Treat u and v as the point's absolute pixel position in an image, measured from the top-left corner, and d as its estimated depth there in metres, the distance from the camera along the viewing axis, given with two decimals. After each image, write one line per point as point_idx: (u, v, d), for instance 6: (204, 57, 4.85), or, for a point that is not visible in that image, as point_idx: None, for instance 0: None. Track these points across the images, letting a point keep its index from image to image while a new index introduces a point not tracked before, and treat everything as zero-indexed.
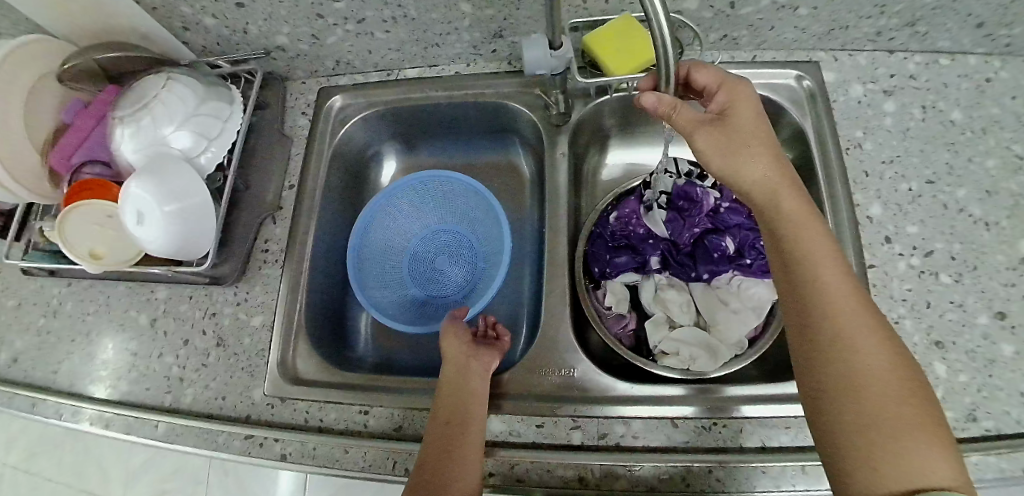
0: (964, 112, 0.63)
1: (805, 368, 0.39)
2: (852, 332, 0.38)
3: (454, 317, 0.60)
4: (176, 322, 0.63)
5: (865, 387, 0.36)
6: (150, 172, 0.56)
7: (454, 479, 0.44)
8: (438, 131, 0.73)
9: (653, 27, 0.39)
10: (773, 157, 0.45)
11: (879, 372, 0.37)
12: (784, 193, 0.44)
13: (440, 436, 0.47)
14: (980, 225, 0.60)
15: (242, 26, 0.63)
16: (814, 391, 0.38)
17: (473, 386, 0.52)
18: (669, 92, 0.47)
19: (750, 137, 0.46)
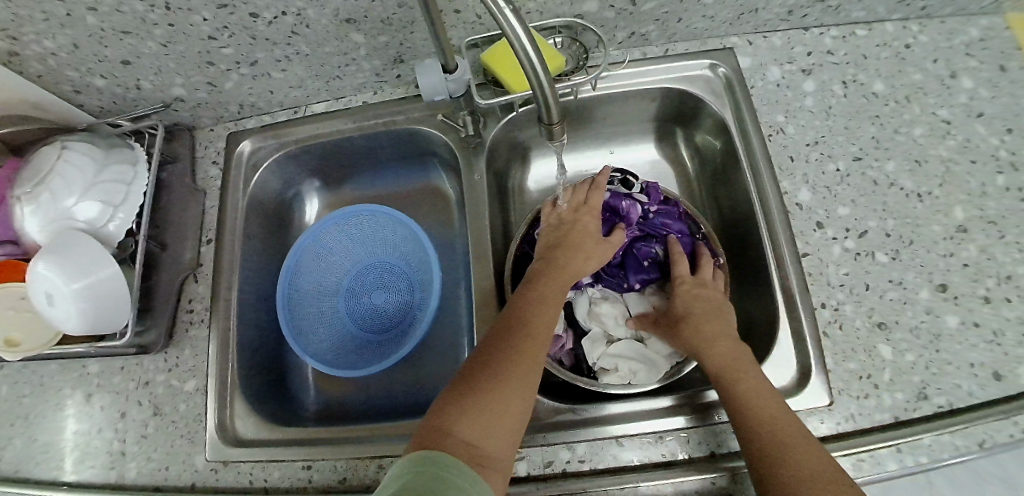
0: (885, 82, 0.63)
1: (745, 453, 0.45)
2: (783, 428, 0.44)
3: (577, 252, 0.57)
4: (112, 396, 0.62)
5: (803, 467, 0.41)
6: (57, 247, 0.52)
7: (493, 436, 0.40)
8: (356, 165, 0.71)
9: (518, 51, 0.34)
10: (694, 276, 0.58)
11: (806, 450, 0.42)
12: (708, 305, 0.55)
13: (490, 383, 0.43)
14: (913, 197, 0.58)
15: (134, 83, 0.60)
16: (754, 472, 0.43)
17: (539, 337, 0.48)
18: (557, 117, 0.43)
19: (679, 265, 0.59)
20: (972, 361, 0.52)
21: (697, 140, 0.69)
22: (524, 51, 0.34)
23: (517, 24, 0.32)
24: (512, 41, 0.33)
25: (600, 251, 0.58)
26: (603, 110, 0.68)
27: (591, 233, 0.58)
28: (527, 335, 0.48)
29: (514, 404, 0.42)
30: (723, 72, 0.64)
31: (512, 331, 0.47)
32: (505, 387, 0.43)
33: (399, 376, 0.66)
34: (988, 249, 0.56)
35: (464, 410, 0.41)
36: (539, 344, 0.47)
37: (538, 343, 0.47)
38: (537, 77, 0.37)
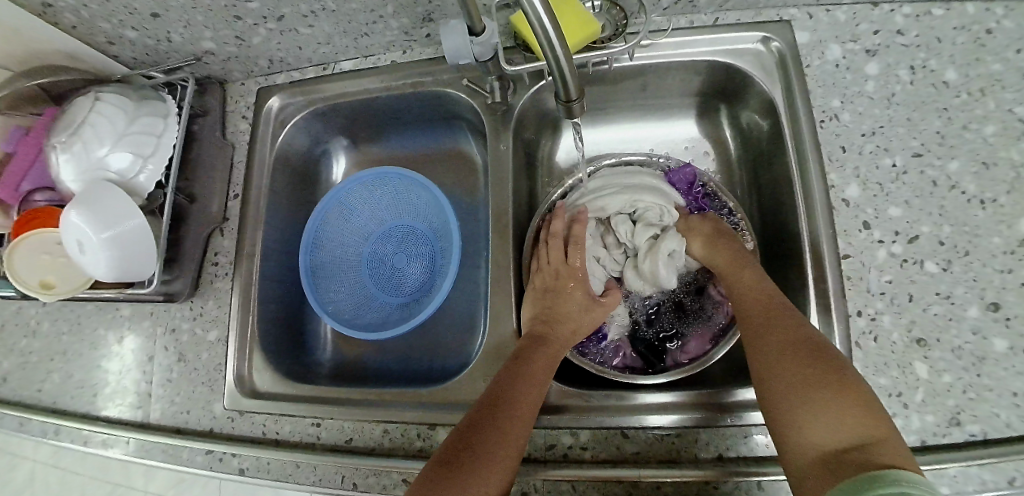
0: (959, 71, 0.56)
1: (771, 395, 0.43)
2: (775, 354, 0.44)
3: (559, 292, 0.56)
4: (141, 340, 0.64)
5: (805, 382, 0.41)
6: (89, 196, 0.54)
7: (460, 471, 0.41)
8: (385, 125, 0.70)
9: (530, 16, 0.31)
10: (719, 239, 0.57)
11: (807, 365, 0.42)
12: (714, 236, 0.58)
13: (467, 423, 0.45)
14: (976, 203, 0.53)
15: (165, 35, 0.60)
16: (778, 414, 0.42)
17: (521, 393, 0.47)
18: (573, 96, 0.39)
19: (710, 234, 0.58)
20: (1017, 389, 0.48)
21: (741, 118, 0.65)
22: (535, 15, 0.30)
23: None
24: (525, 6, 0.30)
25: (585, 312, 0.56)
26: (643, 83, 0.64)
27: (576, 301, 0.56)
28: (512, 390, 0.47)
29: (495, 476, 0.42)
30: (777, 46, 0.58)
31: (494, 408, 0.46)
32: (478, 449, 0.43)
33: (414, 340, 0.67)
34: None
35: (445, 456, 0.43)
36: (519, 425, 0.45)
37: (519, 426, 0.45)
38: (551, 45, 0.34)
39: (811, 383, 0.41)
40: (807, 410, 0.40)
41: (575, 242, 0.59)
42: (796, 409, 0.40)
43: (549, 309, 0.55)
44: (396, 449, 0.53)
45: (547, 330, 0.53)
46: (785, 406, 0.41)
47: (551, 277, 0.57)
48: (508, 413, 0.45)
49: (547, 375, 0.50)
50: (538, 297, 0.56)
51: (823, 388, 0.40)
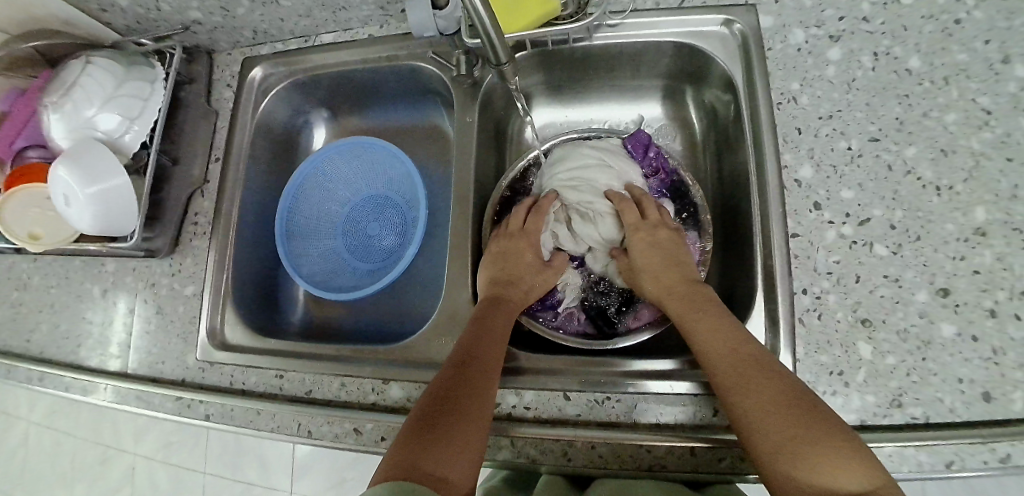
0: (923, 60, 0.56)
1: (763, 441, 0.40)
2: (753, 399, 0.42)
3: (514, 252, 0.58)
4: (123, 294, 0.68)
5: (788, 428, 0.39)
6: (78, 154, 0.57)
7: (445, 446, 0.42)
8: (363, 98, 0.73)
9: None
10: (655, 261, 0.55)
11: (786, 411, 0.40)
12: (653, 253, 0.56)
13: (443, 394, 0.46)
14: (931, 189, 0.52)
15: (154, 3, 0.63)
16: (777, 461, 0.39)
17: (488, 350, 0.50)
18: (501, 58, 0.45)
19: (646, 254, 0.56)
20: (962, 376, 0.48)
21: (708, 99, 0.65)
22: None
23: None
24: None
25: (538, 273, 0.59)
26: (610, 62, 0.65)
27: (531, 265, 0.59)
28: (479, 347, 0.50)
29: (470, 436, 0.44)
30: (740, 28, 0.59)
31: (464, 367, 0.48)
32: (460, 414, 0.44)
33: (382, 305, 0.70)
34: (1006, 258, 0.49)
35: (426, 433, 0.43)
36: (487, 380, 0.48)
37: (485, 380, 0.48)
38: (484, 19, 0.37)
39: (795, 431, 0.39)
40: (799, 458, 0.38)
41: (538, 210, 0.61)
42: (789, 461, 0.38)
43: (503, 271, 0.57)
44: (351, 402, 0.56)
45: (501, 287, 0.56)
46: (774, 456, 0.39)
47: (506, 237, 0.60)
48: (477, 372, 0.48)
49: (506, 332, 0.53)
50: (494, 260, 0.59)
51: (808, 434, 0.38)
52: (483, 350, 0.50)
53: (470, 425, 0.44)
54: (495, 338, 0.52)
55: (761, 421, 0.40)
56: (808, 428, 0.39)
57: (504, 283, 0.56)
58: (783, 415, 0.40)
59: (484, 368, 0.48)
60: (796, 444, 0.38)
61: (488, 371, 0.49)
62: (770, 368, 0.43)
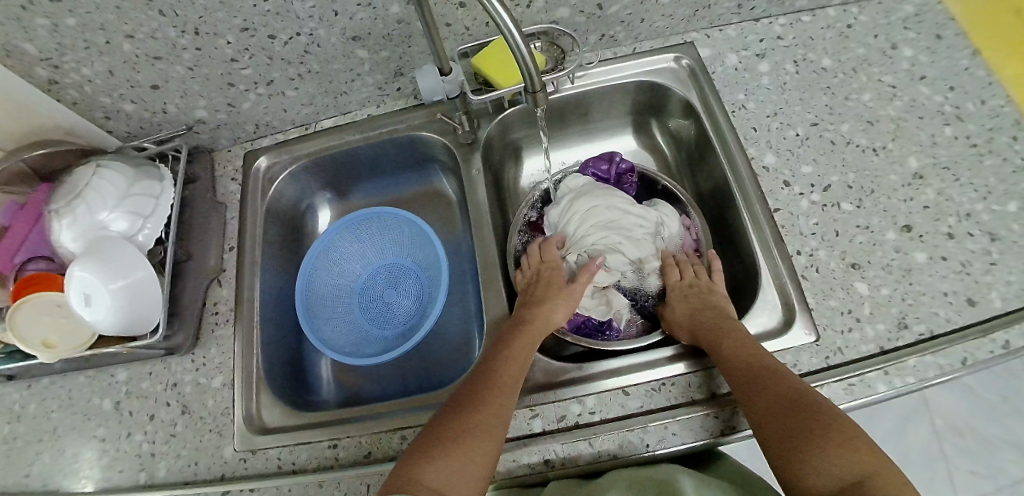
0: (832, 58, 0.70)
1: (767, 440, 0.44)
2: (777, 405, 0.45)
3: (540, 277, 0.63)
4: (141, 400, 0.64)
5: (804, 432, 0.42)
6: (97, 252, 0.58)
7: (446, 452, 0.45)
8: (363, 175, 0.78)
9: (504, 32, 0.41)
10: (691, 303, 0.59)
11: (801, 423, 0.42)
12: (694, 301, 0.59)
13: (455, 406, 0.49)
14: (869, 152, 0.64)
15: (162, 106, 0.67)
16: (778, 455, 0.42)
17: (505, 364, 0.53)
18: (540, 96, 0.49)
19: (681, 304, 0.60)
20: (944, 289, 0.57)
21: (671, 126, 0.76)
22: (510, 34, 0.41)
23: (506, 17, 0.40)
24: (504, 31, 0.41)
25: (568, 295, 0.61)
26: (586, 108, 0.75)
27: (557, 280, 0.62)
28: (500, 361, 0.53)
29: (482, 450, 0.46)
30: (687, 63, 0.71)
31: (483, 383, 0.51)
32: (469, 424, 0.47)
33: (413, 366, 0.70)
34: (944, 191, 0.61)
35: (435, 437, 0.46)
36: (503, 398, 0.50)
37: (501, 396, 0.50)
38: (521, 55, 0.44)
39: (809, 435, 0.41)
40: (808, 452, 0.40)
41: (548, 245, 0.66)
42: (799, 456, 0.41)
43: (530, 295, 0.61)
44: None
45: (533, 306, 0.59)
46: (787, 455, 0.41)
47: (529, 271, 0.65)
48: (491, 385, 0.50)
49: (528, 348, 0.55)
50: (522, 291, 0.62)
51: (818, 436, 0.41)
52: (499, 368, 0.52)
53: (474, 440, 0.46)
54: (518, 353, 0.54)
55: (775, 427, 0.43)
56: (819, 432, 0.41)
57: (532, 303, 0.59)
58: (800, 419, 0.43)
59: (497, 384, 0.51)
60: (808, 443, 0.41)
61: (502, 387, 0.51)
62: (790, 380, 0.47)
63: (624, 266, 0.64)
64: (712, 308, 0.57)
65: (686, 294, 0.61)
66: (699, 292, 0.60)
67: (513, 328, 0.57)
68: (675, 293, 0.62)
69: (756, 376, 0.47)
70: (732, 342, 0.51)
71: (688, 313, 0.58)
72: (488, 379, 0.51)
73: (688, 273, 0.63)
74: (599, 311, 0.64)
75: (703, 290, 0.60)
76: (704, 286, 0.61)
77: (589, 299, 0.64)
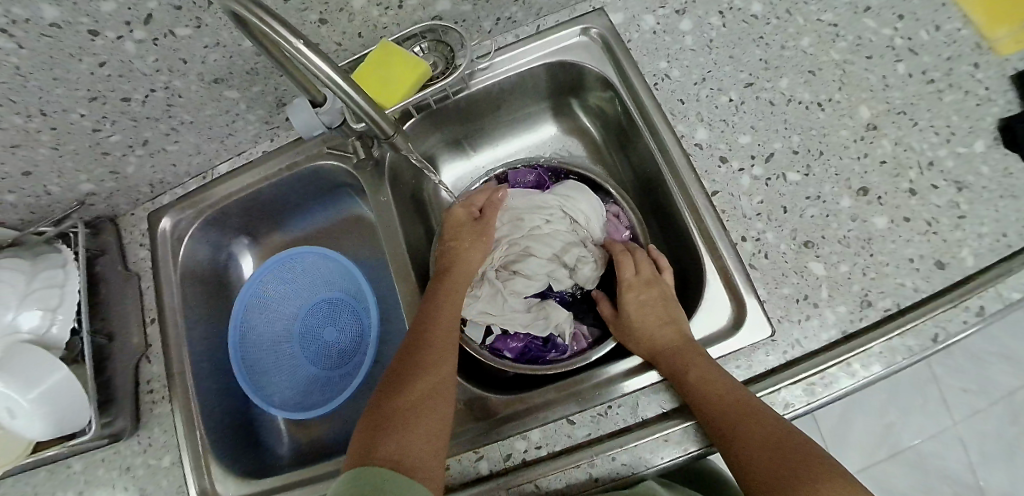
0: (762, 2, 0.62)
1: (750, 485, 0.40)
2: (761, 445, 0.41)
3: (460, 224, 0.61)
4: (98, 489, 0.63)
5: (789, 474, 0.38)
6: (8, 363, 0.55)
7: (401, 430, 0.44)
8: (277, 213, 0.72)
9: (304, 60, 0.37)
10: (652, 311, 0.55)
11: (785, 463, 0.39)
12: (652, 309, 0.55)
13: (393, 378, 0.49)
14: (814, 107, 0.58)
15: (42, 189, 0.62)
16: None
17: (438, 326, 0.52)
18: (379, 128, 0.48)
19: (637, 312, 0.56)
20: (908, 255, 0.52)
21: (592, 102, 0.68)
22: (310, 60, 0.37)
23: (302, 45, 0.36)
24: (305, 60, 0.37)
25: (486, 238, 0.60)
26: (498, 101, 0.67)
27: (472, 227, 0.61)
28: (436, 325, 0.52)
29: (434, 420, 0.45)
30: (598, 33, 0.62)
31: (417, 347, 0.50)
32: (418, 391, 0.47)
33: (364, 408, 0.66)
34: (903, 140, 0.56)
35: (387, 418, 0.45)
36: (441, 356, 0.50)
37: (441, 357, 0.50)
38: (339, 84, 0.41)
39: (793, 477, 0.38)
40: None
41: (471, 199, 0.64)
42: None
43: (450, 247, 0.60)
44: None
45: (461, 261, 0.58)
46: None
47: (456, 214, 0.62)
48: (426, 352, 0.50)
49: (454, 301, 0.55)
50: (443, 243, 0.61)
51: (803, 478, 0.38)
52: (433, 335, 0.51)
53: (422, 410, 0.46)
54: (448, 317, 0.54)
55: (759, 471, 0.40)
56: (804, 473, 0.38)
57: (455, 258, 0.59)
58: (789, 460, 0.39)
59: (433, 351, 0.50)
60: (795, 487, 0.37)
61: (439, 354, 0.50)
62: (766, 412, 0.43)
63: (545, 268, 0.60)
64: (670, 320, 0.53)
65: (642, 298, 0.57)
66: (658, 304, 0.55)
67: (444, 291, 0.56)
68: (631, 299, 0.57)
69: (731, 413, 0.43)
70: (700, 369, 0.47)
71: (648, 326, 0.54)
72: (423, 342, 0.51)
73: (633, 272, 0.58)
74: (538, 326, 0.59)
75: (660, 297, 0.56)
76: (662, 289, 0.57)
77: (526, 316, 0.60)
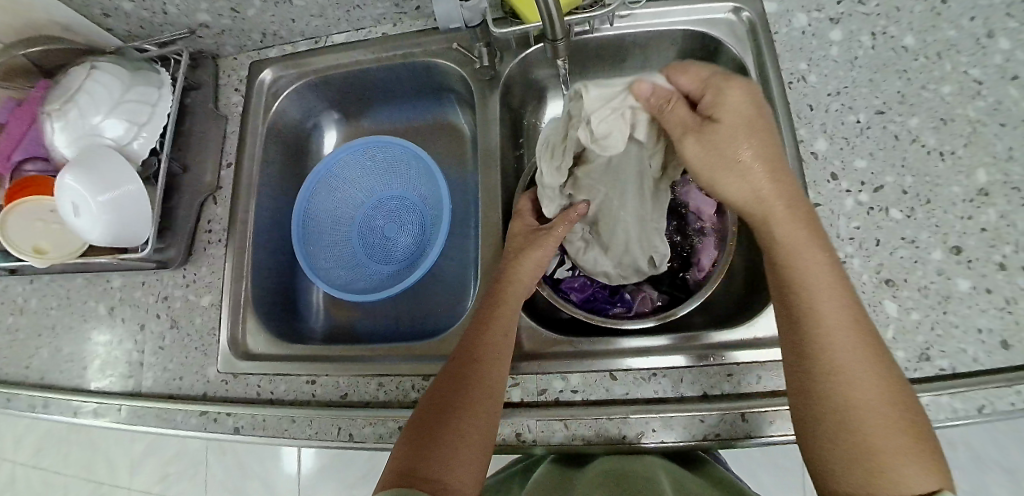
0: (916, 37, 0.61)
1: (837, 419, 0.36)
2: (859, 378, 0.36)
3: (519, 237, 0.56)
4: (133, 309, 0.65)
5: (886, 427, 0.35)
6: (87, 161, 0.54)
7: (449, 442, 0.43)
8: (375, 99, 0.73)
9: None
10: (759, 158, 0.41)
11: (893, 420, 0.36)
12: (739, 120, 0.40)
13: (446, 384, 0.47)
14: (935, 155, 0.57)
15: (161, 6, 0.62)
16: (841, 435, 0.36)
17: (489, 341, 0.49)
18: (557, 32, 0.44)
19: (740, 146, 0.40)
20: (981, 325, 0.51)
21: None
22: None
23: None
24: None
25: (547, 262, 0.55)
26: (622, 53, 0.68)
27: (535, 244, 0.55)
28: (491, 341, 0.49)
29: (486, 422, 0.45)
30: (747, 16, 0.63)
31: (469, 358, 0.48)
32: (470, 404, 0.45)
33: (403, 307, 0.68)
34: (1009, 215, 0.53)
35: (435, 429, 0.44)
36: (495, 373, 0.47)
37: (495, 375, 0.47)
38: None
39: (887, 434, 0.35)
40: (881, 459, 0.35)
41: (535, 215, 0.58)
42: (872, 454, 0.35)
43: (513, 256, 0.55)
44: (391, 402, 0.54)
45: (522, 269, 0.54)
46: (855, 443, 0.35)
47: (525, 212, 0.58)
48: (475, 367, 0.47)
49: (512, 316, 0.51)
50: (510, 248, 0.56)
51: (893, 433, 0.35)
52: (484, 332, 0.50)
53: (469, 425, 0.44)
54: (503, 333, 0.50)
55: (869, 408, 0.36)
56: (896, 430, 0.35)
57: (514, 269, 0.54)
58: (885, 416, 0.36)
59: (486, 350, 0.48)
60: (890, 438, 0.35)
61: (490, 356, 0.48)
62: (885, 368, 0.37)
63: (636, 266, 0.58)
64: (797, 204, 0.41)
65: (747, 107, 0.41)
66: (793, 201, 0.41)
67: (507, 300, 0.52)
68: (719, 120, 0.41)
69: (841, 355, 0.37)
70: (822, 290, 0.39)
71: (763, 191, 0.41)
72: (474, 357, 0.48)
73: (765, 152, 0.41)
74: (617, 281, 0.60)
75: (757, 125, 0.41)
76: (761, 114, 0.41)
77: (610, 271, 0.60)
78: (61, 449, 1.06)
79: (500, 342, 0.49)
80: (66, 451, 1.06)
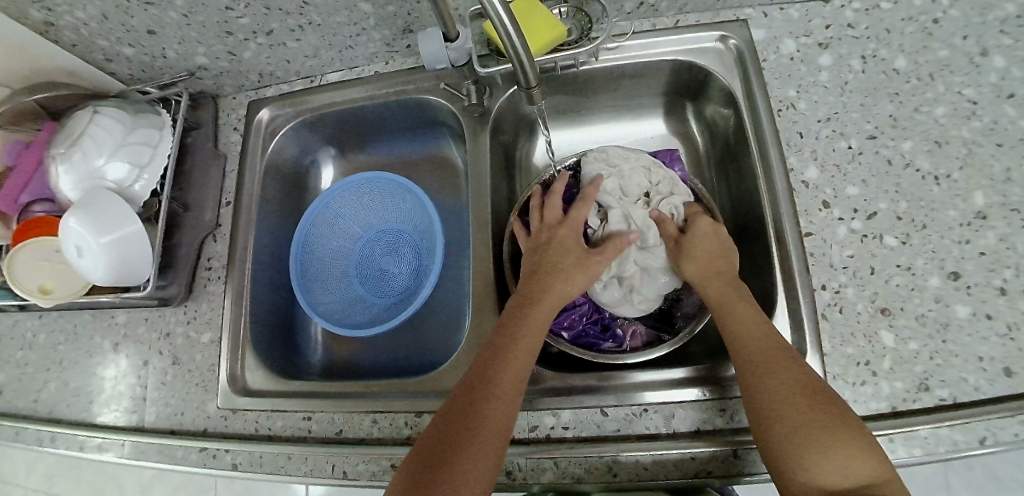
0: (908, 59, 0.61)
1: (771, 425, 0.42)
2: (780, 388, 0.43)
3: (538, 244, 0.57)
4: (136, 345, 0.66)
5: (820, 426, 0.41)
6: (90, 204, 0.56)
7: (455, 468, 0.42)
8: (370, 135, 0.74)
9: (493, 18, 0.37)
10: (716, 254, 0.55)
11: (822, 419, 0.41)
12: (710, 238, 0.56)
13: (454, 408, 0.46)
14: (930, 180, 0.56)
15: (161, 51, 0.64)
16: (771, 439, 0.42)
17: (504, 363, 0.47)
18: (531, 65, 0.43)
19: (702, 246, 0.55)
20: (981, 354, 0.50)
21: (707, 113, 0.70)
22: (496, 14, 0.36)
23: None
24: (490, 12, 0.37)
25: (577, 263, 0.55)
26: (611, 83, 0.69)
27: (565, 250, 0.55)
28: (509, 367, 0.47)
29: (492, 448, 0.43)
30: (734, 44, 0.64)
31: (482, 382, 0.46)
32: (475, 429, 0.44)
33: (400, 339, 0.69)
34: (1009, 238, 0.53)
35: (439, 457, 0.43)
36: (508, 397, 0.46)
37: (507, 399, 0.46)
38: (511, 37, 0.39)
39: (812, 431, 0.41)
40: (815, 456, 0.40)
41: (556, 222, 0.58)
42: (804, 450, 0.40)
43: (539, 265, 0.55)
44: (385, 438, 0.55)
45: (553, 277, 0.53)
46: (785, 441, 0.41)
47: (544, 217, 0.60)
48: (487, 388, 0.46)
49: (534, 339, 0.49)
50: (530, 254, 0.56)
51: (820, 431, 0.40)
52: (502, 357, 0.48)
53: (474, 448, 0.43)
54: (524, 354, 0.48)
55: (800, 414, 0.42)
56: (820, 427, 0.41)
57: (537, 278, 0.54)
58: (810, 414, 0.41)
59: (501, 372, 0.47)
60: (823, 436, 0.40)
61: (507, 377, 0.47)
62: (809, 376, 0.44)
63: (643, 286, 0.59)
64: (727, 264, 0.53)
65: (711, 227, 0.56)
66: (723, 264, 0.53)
67: (534, 319, 0.50)
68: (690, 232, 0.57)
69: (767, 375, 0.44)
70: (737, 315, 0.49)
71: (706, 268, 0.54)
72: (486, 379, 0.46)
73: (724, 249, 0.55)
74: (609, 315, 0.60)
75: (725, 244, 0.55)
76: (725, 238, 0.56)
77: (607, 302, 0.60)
78: (72, 476, 1.08)
79: (517, 367, 0.47)
80: (76, 478, 1.08)
